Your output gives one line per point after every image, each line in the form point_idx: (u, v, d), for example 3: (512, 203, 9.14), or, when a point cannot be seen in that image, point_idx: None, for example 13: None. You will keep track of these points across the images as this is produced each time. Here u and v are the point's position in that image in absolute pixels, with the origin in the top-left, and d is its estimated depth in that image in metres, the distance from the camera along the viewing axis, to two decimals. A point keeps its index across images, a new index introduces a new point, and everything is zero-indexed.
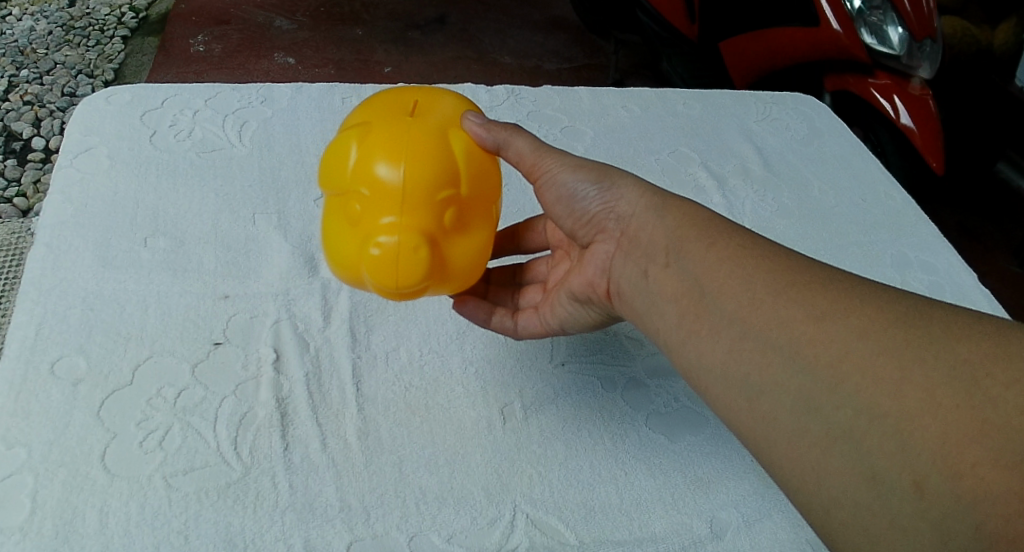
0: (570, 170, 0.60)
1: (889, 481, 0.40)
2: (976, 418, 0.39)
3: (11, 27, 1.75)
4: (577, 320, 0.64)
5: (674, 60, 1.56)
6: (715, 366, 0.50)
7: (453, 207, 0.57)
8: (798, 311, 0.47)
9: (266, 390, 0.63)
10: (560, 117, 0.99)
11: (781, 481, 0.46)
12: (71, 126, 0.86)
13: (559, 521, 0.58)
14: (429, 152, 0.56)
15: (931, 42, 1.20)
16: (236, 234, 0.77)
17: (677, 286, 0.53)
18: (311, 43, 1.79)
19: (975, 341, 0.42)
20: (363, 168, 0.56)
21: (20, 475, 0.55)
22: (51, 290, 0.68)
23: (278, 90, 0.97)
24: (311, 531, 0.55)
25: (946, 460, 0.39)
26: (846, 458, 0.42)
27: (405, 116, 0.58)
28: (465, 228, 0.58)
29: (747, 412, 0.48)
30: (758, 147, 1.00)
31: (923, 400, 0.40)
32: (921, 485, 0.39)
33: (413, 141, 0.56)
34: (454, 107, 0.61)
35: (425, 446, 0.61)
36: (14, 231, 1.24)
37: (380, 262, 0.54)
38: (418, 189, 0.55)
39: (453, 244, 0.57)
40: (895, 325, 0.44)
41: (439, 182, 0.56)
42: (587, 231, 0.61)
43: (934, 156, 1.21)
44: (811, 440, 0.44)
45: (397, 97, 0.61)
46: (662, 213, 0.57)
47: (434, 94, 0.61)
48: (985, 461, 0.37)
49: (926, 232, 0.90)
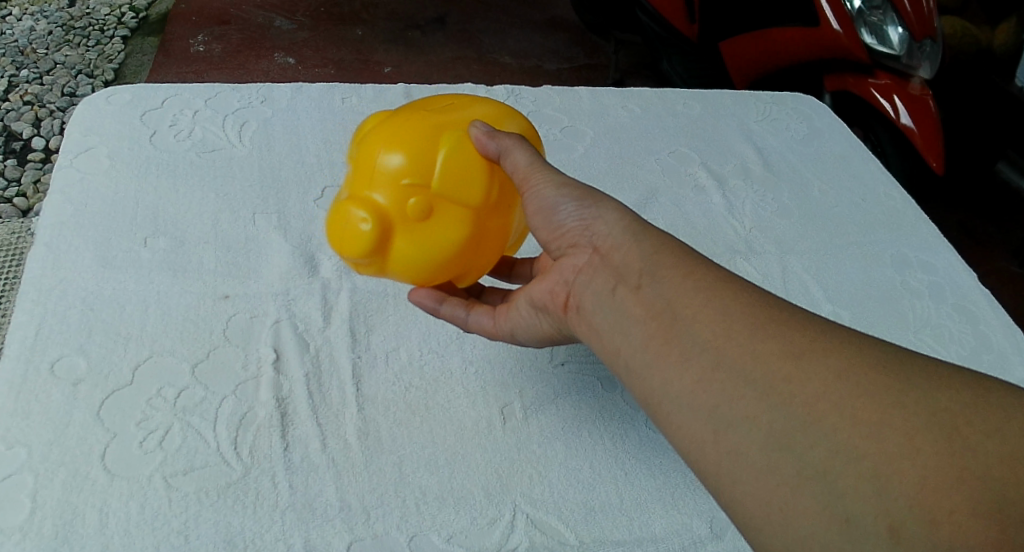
0: (558, 186, 0.58)
1: (862, 524, 0.40)
2: (956, 465, 0.40)
3: (11, 27, 1.75)
4: (531, 330, 0.63)
5: (674, 60, 1.56)
6: (679, 393, 0.48)
7: (418, 197, 0.58)
8: (774, 347, 0.47)
9: (266, 390, 0.63)
10: (560, 117, 0.99)
11: (741, 519, 0.45)
12: (71, 126, 0.86)
13: (560, 521, 0.58)
14: (410, 141, 0.58)
15: (931, 42, 1.20)
16: (237, 234, 0.77)
17: (647, 309, 0.52)
18: (311, 44, 1.79)
19: (954, 390, 0.43)
20: (367, 147, 0.60)
21: (20, 475, 0.55)
22: (50, 290, 0.68)
23: (278, 90, 0.97)
24: (311, 530, 0.55)
25: (923, 506, 0.39)
26: (817, 498, 0.41)
27: (420, 111, 0.61)
28: (431, 219, 0.58)
29: (711, 444, 0.46)
30: (758, 147, 1.00)
31: (902, 444, 0.41)
32: (896, 529, 0.39)
33: (403, 130, 0.59)
34: (488, 117, 0.62)
35: (425, 446, 0.61)
36: (14, 231, 1.24)
37: (342, 231, 0.58)
38: (391, 173, 0.58)
39: (415, 231, 0.58)
40: (874, 370, 0.44)
41: (409, 170, 0.58)
42: (563, 245, 0.59)
43: (934, 156, 1.20)
44: (782, 478, 0.43)
45: (439, 100, 0.64)
46: (641, 238, 0.55)
47: (472, 102, 0.63)
48: (961, 509, 0.38)
49: (926, 233, 0.90)
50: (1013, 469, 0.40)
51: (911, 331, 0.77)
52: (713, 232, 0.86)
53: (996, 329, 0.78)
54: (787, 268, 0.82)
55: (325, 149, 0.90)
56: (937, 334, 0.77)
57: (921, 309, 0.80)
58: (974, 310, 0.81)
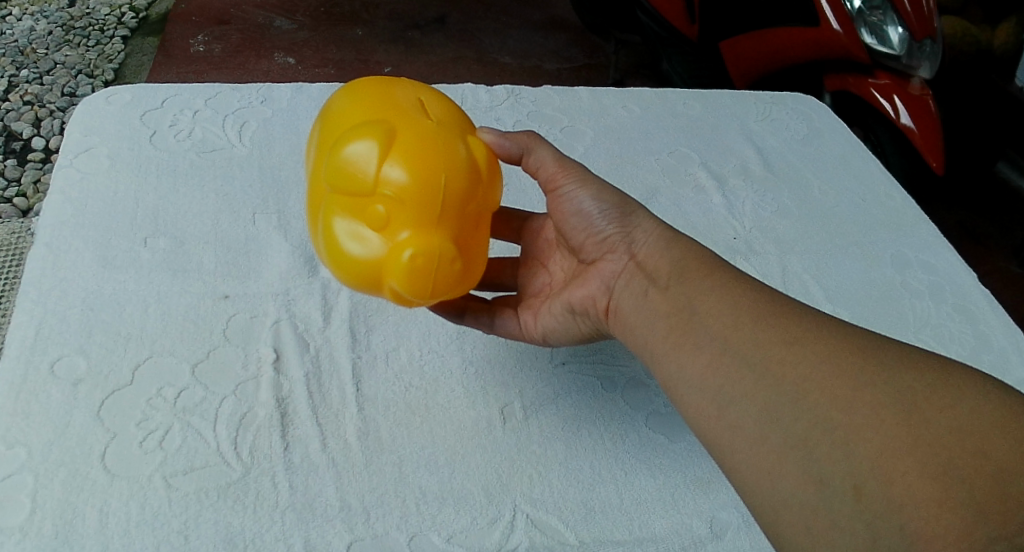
0: (590, 189, 0.60)
1: (834, 484, 0.41)
2: (912, 434, 0.40)
3: (11, 27, 1.75)
4: (564, 333, 0.63)
5: (674, 60, 1.56)
6: (690, 376, 0.50)
7: (474, 217, 0.57)
8: (773, 335, 0.48)
9: (266, 390, 0.63)
10: (560, 117, 0.99)
11: (739, 488, 0.46)
12: (71, 126, 0.86)
13: (560, 521, 0.58)
14: (455, 162, 0.55)
15: (931, 42, 1.20)
16: (237, 235, 0.77)
17: (670, 304, 0.53)
18: (311, 44, 1.79)
19: (920, 372, 0.44)
20: (384, 170, 0.54)
21: (20, 475, 0.55)
22: (50, 291, 0.68)
23: (278, 90, 0.97)
24: (311, 531, 0.55)
25: (881, 468, 0.40)
26: (799, 464, 0.42)
27: (418, 120, 0.57)
28: (481, 235, 0.59)
29: (714, 420, 0.47)
30: (758, 148, 1.00)
31: (869, 416, 0.42)
32: (859, 489, 0.40)
33: (439, 152, 0.55)
34: (463, 115, 0.61)
35: (425, 446, 0.61)
36: (14, 231, 1.24)
37: (416, 272, 0.53)
38: (451, 199, 0.55)
39: (472, 252, 0.57)
40: (855, 354, 0.45)
41: (466, 193, 0.56)
42: (597, 248, 0.60)
43: (934, 156, 1.21)
44: (770, 448, 0.44)
45: (403, 101, 0.59)
46: (671, 245, 0.57)
47: (438, 101, 0.61)
48: (914, 471, 0.39)
49: (926, 232, 0.90)
50: (963, 440, 0.40)
51: (911, 332, 0.77)
52: (713, 233, 0.86)
53: (996, 329, 0.79)
54: (788, 268, 0.82)
55: None
56: (937, 333, 0.77)
57: (921, 308, 0.80)
58: (975, 310, 0.81)
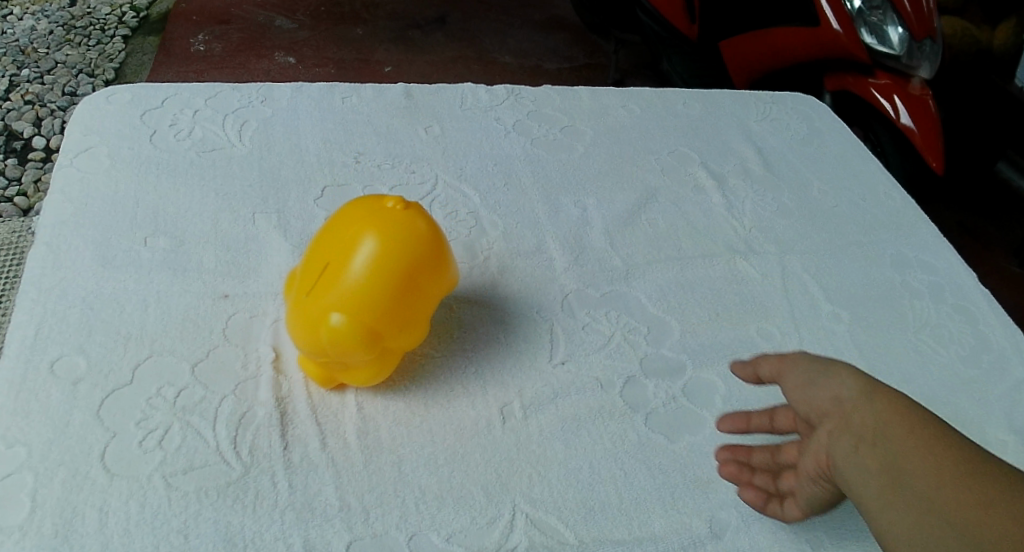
0: None
1: (913, 500, 0.50)
2: (951, 447, 0.51)
3: (11, 26, 1.75)
4: None
5: (674, 59, 1.55)
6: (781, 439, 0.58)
7: (371, 342, 0.61)
8: (834, 384, 0.57)
9: (266, 390, 0.63)
10: (559, 117, 0.99)
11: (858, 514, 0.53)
12: (71, 126, 0.86)
13: (559, 521, 0.58)
14: (363, 304, 0.60)
15: (931, 42, 1.19)
16: (236, 234, 0.77)
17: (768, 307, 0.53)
18: (311, 43, 1.79)
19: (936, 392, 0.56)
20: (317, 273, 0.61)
21: (20, 474, 0.55)
22: (50, 290, 0.68)
23: (278, 89, 0.97)
24: (311, 530, 0.55)
25: (940, 482, 0.49)
26: (885, 491, 0.51)
27: (368, 246, 0.61)
28: (384, 347, 0.62)
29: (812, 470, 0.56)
30: (758, 148, 1.00)
31: (924, 442, 0.51)
32: (933, 502, 0.49)
33: (355, 284, 0.60)
34: (425, 251, 0.63)
35: (425, 445, 0.61)
36: (14, 230, 1.24)
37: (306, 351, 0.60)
38: (344, 342, 0.59)
39: (390, 342, 0.62)
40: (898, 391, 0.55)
41: (363, 333, 0.60)
42: None
43: (934, 156, 1.21)
44: (863, 482, 0.52)
45: (378, 215, 0.63)
46: None
47: (408, 220, 0.63)
48: (963, 477, 0.49)
49: (926, 232, 0.90)
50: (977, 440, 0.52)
51: (911, 332, 0.77)
52: (712, 233, 0.86)
53: (996, 329, 0.79)
54: (788, 268, 0.82)
55: (325, 149, 0.89)
56: (937, 334, 0.77)
57: (921, 308, 0.80)
58: (975, 310, 0.81)
